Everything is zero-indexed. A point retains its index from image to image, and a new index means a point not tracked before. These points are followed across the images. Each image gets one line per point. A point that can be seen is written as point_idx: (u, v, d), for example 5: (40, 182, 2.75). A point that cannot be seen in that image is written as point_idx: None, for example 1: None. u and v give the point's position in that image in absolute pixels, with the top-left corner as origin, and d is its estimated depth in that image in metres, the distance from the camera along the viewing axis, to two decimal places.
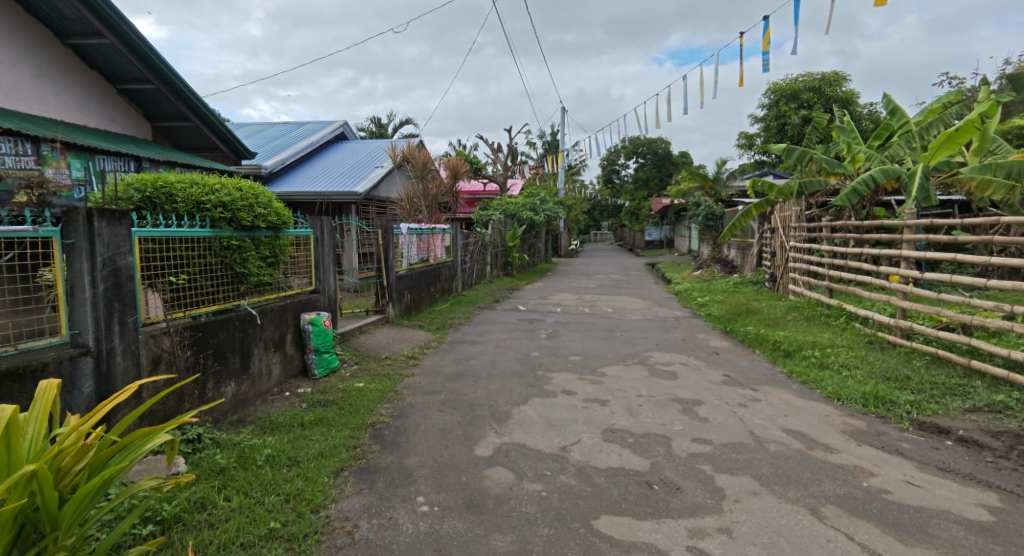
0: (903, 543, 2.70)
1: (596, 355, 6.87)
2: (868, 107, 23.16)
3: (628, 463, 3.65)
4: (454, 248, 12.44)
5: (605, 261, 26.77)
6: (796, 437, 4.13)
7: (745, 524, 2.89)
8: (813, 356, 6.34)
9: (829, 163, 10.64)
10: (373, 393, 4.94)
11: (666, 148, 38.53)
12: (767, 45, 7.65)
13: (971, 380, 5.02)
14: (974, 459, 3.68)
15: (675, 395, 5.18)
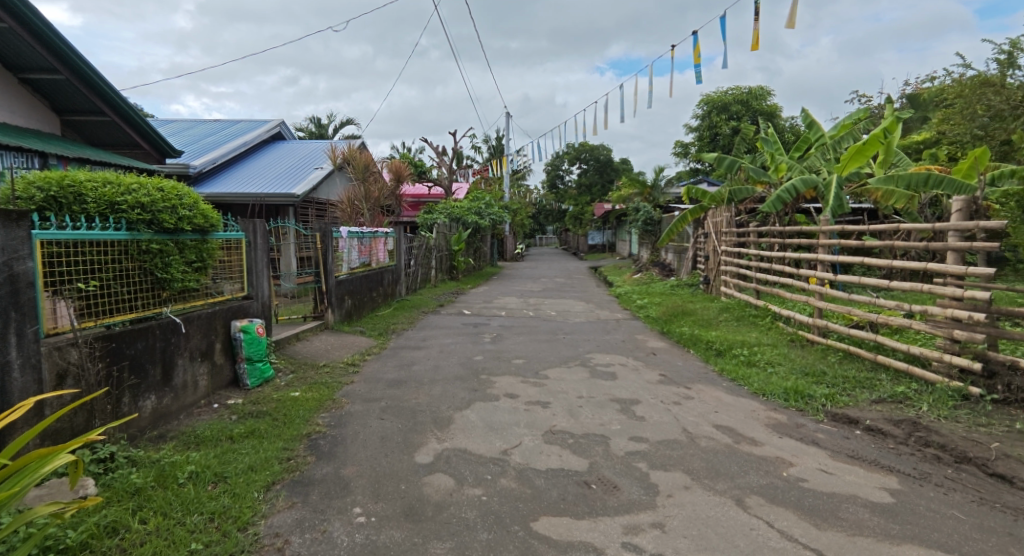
0: (817, 527, 2.89)
1: (539, 358, 6.95)
2: (791, 121, 24.74)
3: (568, 464, 3.71)
4: (398, 251, 12.23)
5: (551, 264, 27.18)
6: (725, 432, 4.33)
7: (676, 518, 3.00)
8: (741, 354, 6.69)
9: (756, 172, 11.34)
10: (310, 402, 4.77)
11: (607, 155, 39.60)
12: (698, 58, 8.03)
13: (877, 373, 5.46)
14: (879, 446, 4.00)
15: (614, 395, 5.33)
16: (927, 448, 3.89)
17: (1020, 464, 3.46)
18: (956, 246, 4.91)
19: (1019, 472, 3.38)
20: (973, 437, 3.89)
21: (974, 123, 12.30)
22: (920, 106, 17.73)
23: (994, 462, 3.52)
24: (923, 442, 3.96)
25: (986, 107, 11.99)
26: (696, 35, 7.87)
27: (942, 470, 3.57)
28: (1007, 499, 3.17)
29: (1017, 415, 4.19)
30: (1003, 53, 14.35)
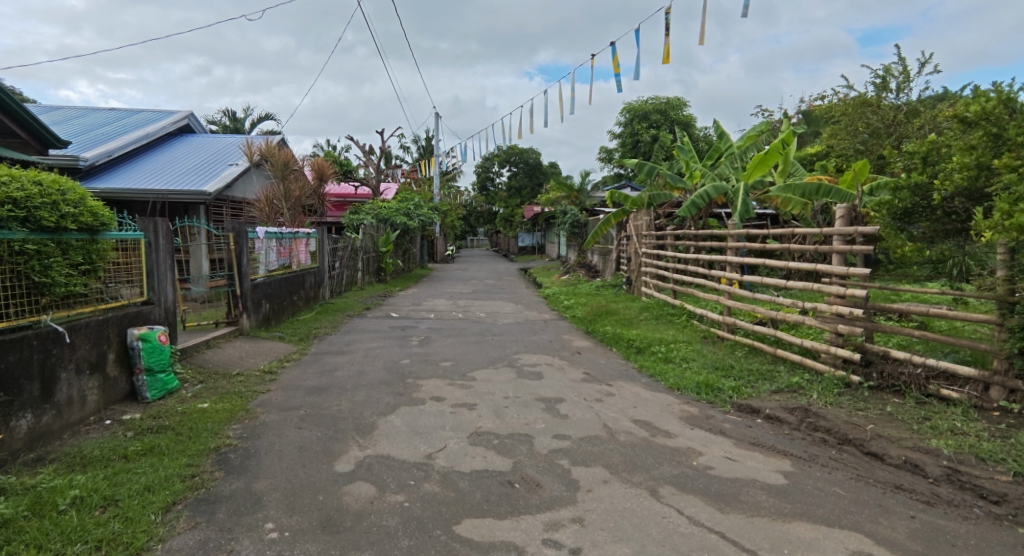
0: (721, 511, 3.10)
1: (467, 360, 6.93)
2: (704, 131, 26.37)
3: (492, 464, 3.73)
4: (321, 253, 11.76)
5: (481, 266, 27.21)
6: (642, 426, 4.53)
7: (595, 511, 3.10)
8: (659, 351, 7.03)
9: (673, 178, 12.00)
10: (220, 414, 4.48)
11: (536, 158, 40.27)
12: (617, 68, 8.35)
13: (776, 365, 5.94)
14: (776, 433, 4.34)
15: (540, 395, 5.42)
16: (816, 432, 4.27)
17: (890, 443, 3.88)
18: (840, 249, 5.44)
19: (889, 449, 3.79)
20: (853, 420, 4.32)
21: (856, 138, 14.00)
22: (814, 122, 19.51)
23: (869, 442, 3.92)
24: (813, 427, 4.35)
25: (866, 125, 13.83)
26: (615, 47, 8.20)
27: (827, 452, 3.94)
28: (880, 474, 3.54)
29: (888, 398, 4.69)
30: (879, 77, 16.19)
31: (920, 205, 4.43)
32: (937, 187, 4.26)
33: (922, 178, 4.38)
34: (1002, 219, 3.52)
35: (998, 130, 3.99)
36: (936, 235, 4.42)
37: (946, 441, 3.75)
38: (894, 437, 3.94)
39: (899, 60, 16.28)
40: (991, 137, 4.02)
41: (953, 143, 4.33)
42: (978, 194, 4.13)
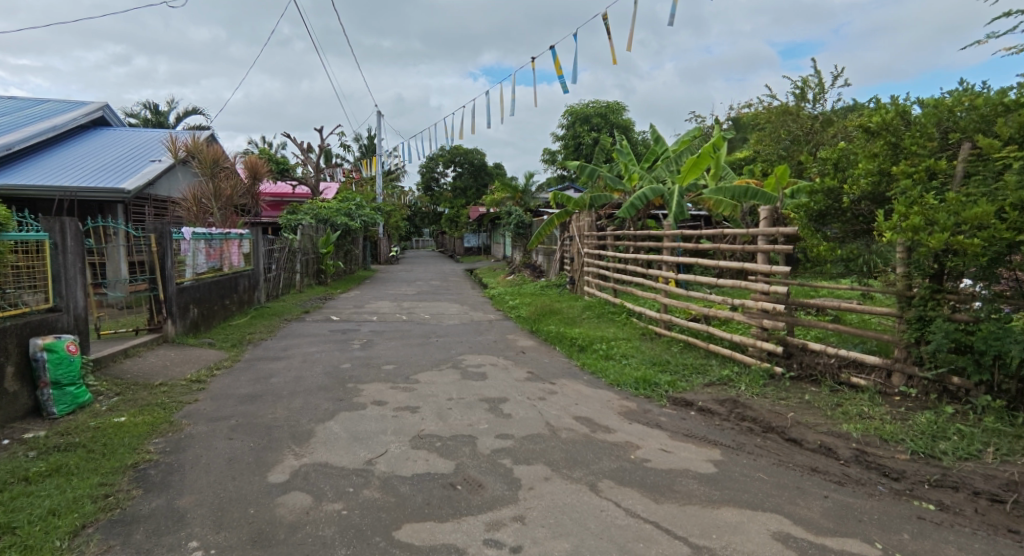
0: (656, 502, 3.21)
1: (411, 362, 6.83)
2: (643, 134, 27.24)
3: (434, 467, 3.70)
4: (255, 255, 11.22)
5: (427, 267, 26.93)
6: (583, 423, 4.63)
7: (536, 509, 3.13)
8: (600, 348, 7.20)
9: (613, 181, 12.33)
10: (139, 428, 4.20)
11: (481, 158, 40.39)
12: (560, 70, 8.46)
13: (709, 359, 6.23)
14: (708, 424, 4.55)
15: (483, 395, 5.42)
16: (743, 422, 4.51)
17: (808, 429, 4.15)
18: (764, 249, 5.77)
19: (807, 435, 4.05)
20: (775, 409, 4.59)
21: (779, 145, 15.04)
22: (743, 128, 20.64)
23: (790, 429, 4.18)
24: (740, 417, 4.58)
25: (788, 132, 14.91)
26: (555, 50, 8.31)
27: (753, 440, 4.17)
28: (799, 459, 3.78)
29: (806, 387, 5.03)
30: (799, 88, 17.34)
31: (833, 207, 4.77)
32: (846, 191, 4.62)
33: (834, 183, 4.72)
34: (900, 221, 3.86)
35: (896, 139, 4.37)
36: (847, 235, 4.77)
37: (855, 425, 4.05)
38: (811, 423, 4.23)
39: (815, 73, 17.57)
40: (891, 146, 4.40)
41: (860, 150, 4.70)
42: (881, 198, 4.50)
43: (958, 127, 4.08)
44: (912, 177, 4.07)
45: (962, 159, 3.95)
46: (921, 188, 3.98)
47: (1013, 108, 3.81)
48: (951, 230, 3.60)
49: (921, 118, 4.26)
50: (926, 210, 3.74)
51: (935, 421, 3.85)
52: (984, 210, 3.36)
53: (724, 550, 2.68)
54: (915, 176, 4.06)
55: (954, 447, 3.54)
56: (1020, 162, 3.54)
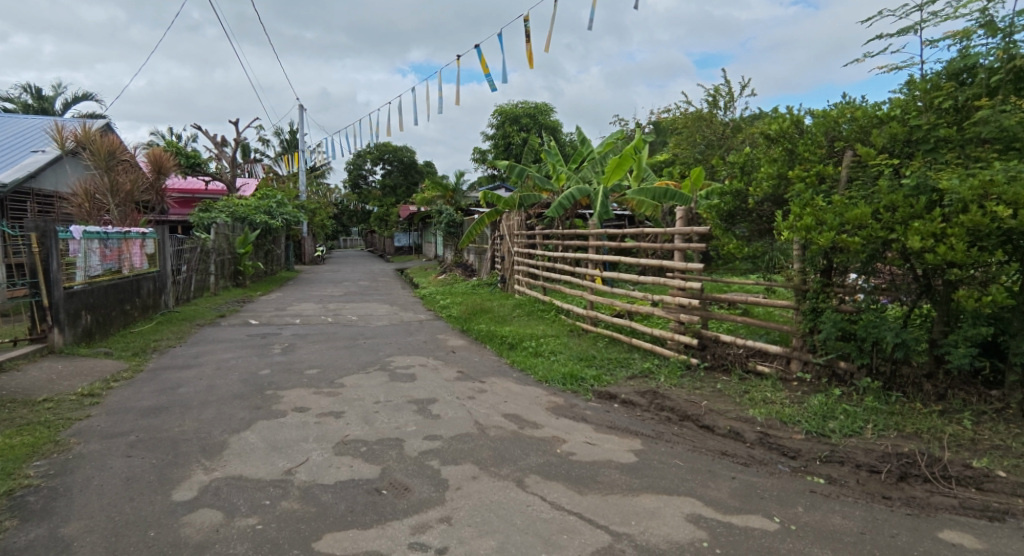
0: (580, 493, 3.29)
1: (336, 366, 6.58)
2: (570, 136, 27.90)
3: (358, 473, 3.59)
4: (161, 255, 10.38)
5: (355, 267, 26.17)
6: (511, 420, 4.66)
7: (463, 509, 3.12)
8: (529, 346, 7.30)
9: (541, 181, 12.52)
10: (17, 451, 3.76)
11: (411, 156, 40.00)
12: (486, 68, 8.48)
13: (631, 353, 6.48)
14: (630, 415, 4.74)
15: (412, 397, 5.33)
16: (663, 411, 4.73)
17: (719, 415, 4.42)
18: (680, 247, 6.09)
19: (719, 421, 4.31)
20: (691, 398, 4.85)
21: (695, 149, 16.05)
22: (663, 132, 21.74)
23: (703, 416, 4.44)
24: (660, 407, 4.80)
25: (702, 137, 16.14)
26: (480, 48, 8.32)
27: (671, 428, 4.38)
28: (711, 444, 4.02)
29: (718, 376, 5.35)
30: (711, 96, 18.46)
31: (740, 208, 5.11)
32: (751, 193, 4.96)
33: (740, 186, 5.06)
34: (795, 221, 4.21)
35: (792, 146, 4.79)
36: (753, 234, 5.14)
37: (760, 409, 4.36)
38: (721, 410, 4.50)
39: (726, 82, 18.79)
40: (788, 152, 4.80)
41: (762, 156, 5.07)
42: (780, 200, 4.88)
43: (842, 136, 4.51)
44: (805, 181, 4.44)
45: (845, 165, 4.36)
46: (812, 191, 4.35)
47: (886, 121, 4.27)
48: (837, 229, 3.97)
49: (812, 128, 4.68)
50: (817, 211, 4.10)
51: (827, 402, 4.22)
52: (863, 211, 3.74)
53: (642, 535, 2.80)
54: (808, 179, 4.43)
55: (840, 425, 3.90)
56: (891, 169, 3.97)
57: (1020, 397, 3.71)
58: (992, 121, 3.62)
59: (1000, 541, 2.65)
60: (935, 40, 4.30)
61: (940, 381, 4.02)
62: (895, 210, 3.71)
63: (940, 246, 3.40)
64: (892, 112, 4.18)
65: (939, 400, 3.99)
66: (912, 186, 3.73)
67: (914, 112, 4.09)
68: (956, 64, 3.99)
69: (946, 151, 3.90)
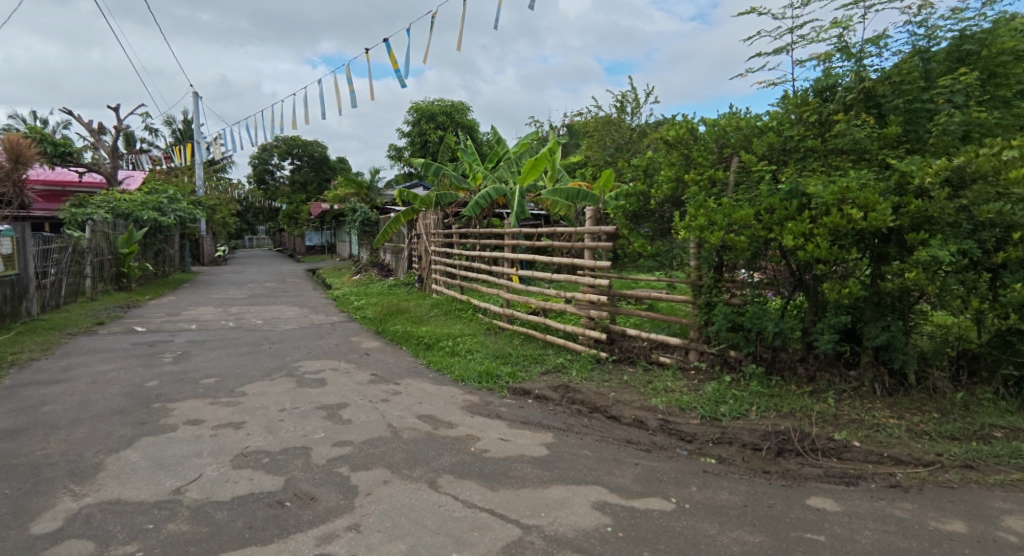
0: (492, 490, 3.33)
1: (236, 374, 6.15)
2: (488, 135, 28.04)
3: (259, 486, 3.39)
4: (22, 256, 9.17)
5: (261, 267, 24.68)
6: (425, 421, 4.61)
7: (372, 515, 3.04)
8: (446, 345, 7.25)
9: (458, 179, 12.47)
10: None
11: (322, 152, 38.39)
12: (396, 64, 8.26)
13: (546, 349, 6.64)
14: (543, 410, 4.86)
15: (321, 403, 5.10)
16: (574, 404, 4.89)
17: (625, 406, 4.64)
18: (590, 246, 6.33)
19: (625, 411, 4.53)
20: (600, 390, 5.05)
21: (606, 151, 16.72)
22: (576, 134, 22.47)
23: (611, 407, 4.64)
24: (571, 400, 4.96)
25: (611, 141, 16.95)
26: (389, 43, 8.11)
27: (581, 420, 4.55)
28: (617, 433, 4.22)
29: (625, 368, 5.62)
30: (620, 102, 19.33)
31: (643, 209, 5.42)
32: (653, 195, 5.27)
33: (643, 188, 5.35)
34: (691, 221, 4.52)
35: (687, 152, 5.15)
36: (656, 233, 5.44)
37: (661, 398, 4.62)
38: (627, 400, 4.73)
39: (633, 89, 19.77)
40: (684, 157, 5.15)
41: (662, 160, 5.38)
42: (678, 201, 5.22)
43: (730, 143, 4.90)
44: (699, 184, 4.77)
45: (733, 170, 4.73)
46: (704, 194, 4.69)
47: (765, 131, 4.70)
48: (726, 229, 4.31)
49: (703, 135, 5.05)
50: (709, 212, 4.42)
51: (719, 389, 4.57)
52: (747, 213, 4.09)
53: (550, 526, 2.88)
54: (701, 183, 4.76)
55: (730, 409, 4.24)
56: (769, 175, 4.38)
57: (871, 376, 4.25)
58: (848, 135, 4.11)
59: (854, 502, 3.01)
60: (803, 60, 4.79)
61: (810, 364, 4.49)
62: (773, 213, 4.10)
63: (809, 245, 3.81)
64: (770, 123, 4.62)
65: (810, 381, 4.45)
66: (786, 190, 4.13)
67: (788, 124, 4.53)
68: (820, 82, 4.46)
69: (813, 160, 4.36)
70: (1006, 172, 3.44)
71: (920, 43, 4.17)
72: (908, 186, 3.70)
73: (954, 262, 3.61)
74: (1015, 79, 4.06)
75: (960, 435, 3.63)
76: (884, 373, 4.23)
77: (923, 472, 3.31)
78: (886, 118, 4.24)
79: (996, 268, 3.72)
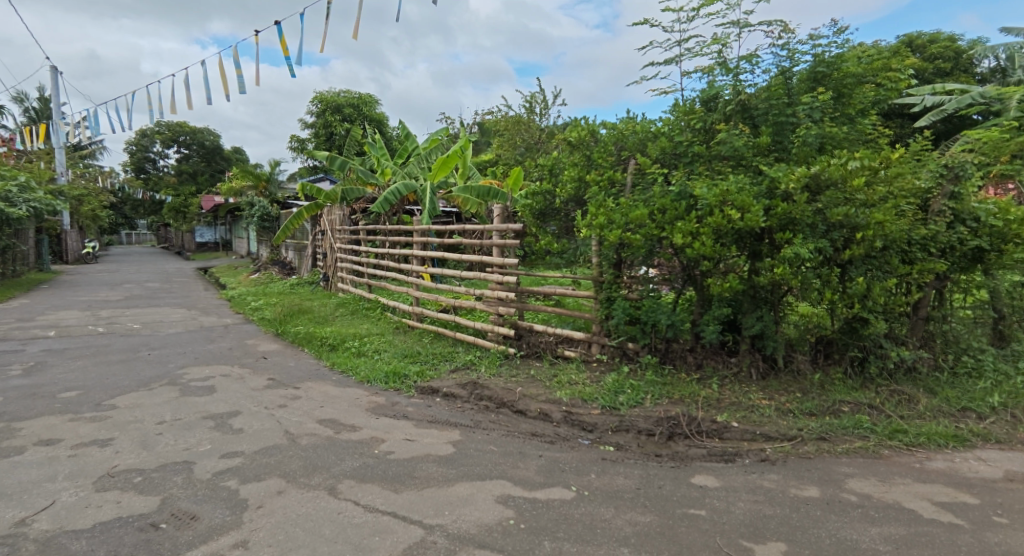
0: (396, 492, 3.26)
1: (105, 385, 5.51)
2: (397, 130, 27.36)
3: (129, 508, 3.07)
4: None
5: (141, 265, 22.35)
6: (327, 426, 4.42)
7: (263, 529, 2.87)
8: (352, 346, 6.99)
9: (365, 174, 12.03)
10: None
11: (214, 140, 35.55)
12: (287, 51, 7.71)
13: (455, 347, 6.61)
14: (451, 408, 4.84)
15: (208, 412, 4.72)
16: (482, 401, 4.92)
17: (531, 399, 4.74)
18: (499, 243, 6.38)
19: (531, 405, 4.63)
20: (507, 386, 5.12)
21: (517, 150, 16.91)
22: (488, 133, 22.58)
23: (518, 402, 4.72)
24: (479, 397, 4.99)
25: (521, 140, 17.22)
26: (279, 26, 7.50)
27: (488, 416, 4.59)
28: (523, 427, 4.31)
29: (532, 363, 5.75)
30: (530, 102, 19.66)
31: (549, 207, 5.57)
32: (558, 194, 5.42)
33: (549, 187, 5.49)
34: (592, 220, 4.71)
35: (588, 153, 5.35)
36: (561, 231, 5.62)
37: (565, 391, 4.77)
38: (534, 394, 4.84)
39: (542, 90, 20.18)
40: (585, 158, 5.35)
41: (565, 161, 5.55)
42: (581, 201, 5.41)
43: (627, 146, 5.15)
44: (599, 184, 4.98)
45: (630, 172, 4.98)
46: (604, 193, 4.90)
47: (658, 136, 5.00)
48: (624, 228, 4.53)
49: (603, 138, 5.27)
50: (608, 212, 4.62)
51: (618, 379, 4.80)
52: (642, 213, 4.33)
53: (453, 524, 2.88)
54: (601, 183, 4.98)
55: (627, 398, 4.47)
56: (661, 177, 4.67)
57: (748, 361, 4.68)
58: (728, 143, 4.50)
59: (731, 477, 3.30)
60: (689, 72, 5.16)
61: (699, 353, 4.85)
62: (665, 213, 4.38)
63: (696, 242, 4.11)
64: (662, 129, 4.95)
65: (697, 369, 4.82)
66: (676, 192, 4.43)
67: (677, 130, 4.88)
68: (705, 92, 4.82)
69: (699, 164, 4.70)
70: (851, 180, 3.93)
71: (784, 64, 4.64)
72: (777, 191, 4.11)
73: (812, 258, 4.07)
74: (859, 99, 4.66)
75: (818, 411, 4.10)
76: (758, 358, 4.67)
77: (788, 445, 3.71)
78: (758, 129, 4.68)
79: (845, 264, 4.24)
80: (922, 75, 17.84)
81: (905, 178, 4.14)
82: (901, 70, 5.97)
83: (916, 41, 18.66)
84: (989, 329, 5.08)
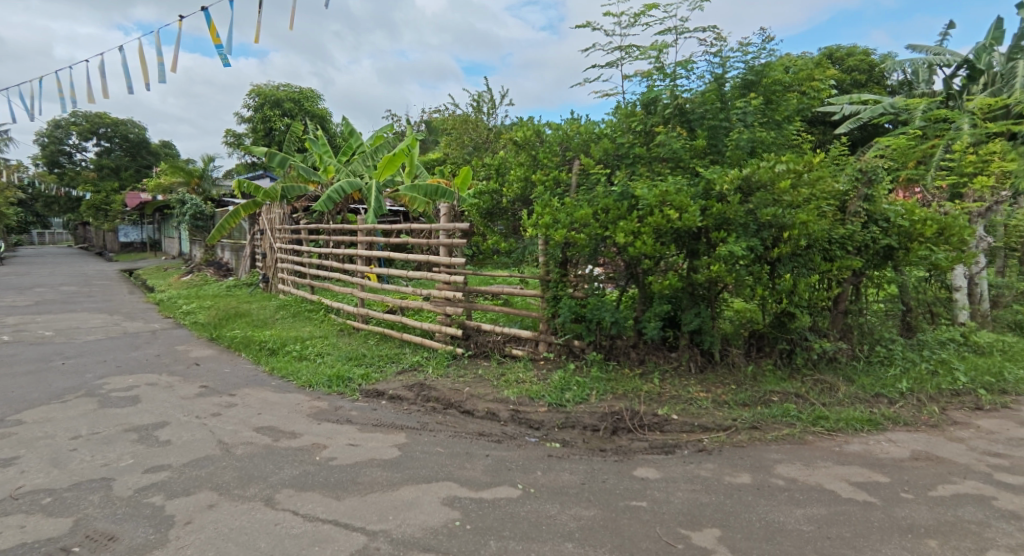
0: (337, 499, 3.16)
1: (11, 399, 5.05)
2: (340, 126, 26.60)
3: (39, 532, 2.84)
4: None
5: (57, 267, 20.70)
6: (265, 434, 4.23)
7: (191, 546, 2.71)
8: (293, 349, 6.73)
9: (307, 171, 11.59)
10: None
11: (139, 133, 33.39)
12: (216, 39, 7.29)
13: (402, 348, 6.50)
14: (397, 410, 4.75)
15: (131, 424, 4.42)
16: (429, 402, 4.85)
17: (479, 399, 4.73)
18: (446, 242, 6.31)
19: (478, 405, 4.61)
20: (455, 386, 5.08)
21: (464, 149, 16.78)
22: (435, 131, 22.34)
23: (465, 402, 4.69)
24: (426, 398, 4.92)
25: (469, 140, 17.13)
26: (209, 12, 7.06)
27: (435, 417, 4.53)
28: (470, 427, 4.28)
29: (480, 362, 5.73)
30: (477, 101, 19.57)
31: (496, 206, 5.56)
32: (504, 194, 5.44)
33: (496, 186, 5.49)
34: (538, 219, 4.74)
35: (534, 153, 5.38)
36: (508, 231, 5.63)
37: (513, 390, 4.78)
38: (481, 394, 4.82)
39: (489, 89, 20.12)
40: (531, 158, 5.38)
41: (511, 161, 5.56)
42: (527, 200, 5.44)
43: (571, 147, 5.22)
44: (545, 184, 5.02)
45: (574, 172, 5.05)
46: (549, 193, 4.95)
47: (601, 137, 5.09)
48: (569, 227, 4.59)
49: (548, 138, 5.32)
50: (553, 212, 4.67)
51: (564, 376, 4.86)
52: (586, 212, 4.40)
53: (397, 529, 2.82)
54: (546, 183, 5.02)
55: (573, 395, 4.53)
56: (604, 177, 4.76)
57: (687, 356, 4.86)
58: (667, 145, 4.64)
59: (671, 468, 3.41)
60: (629, 75, 5.28)
61: (641, 349, 4.99)
62: (607, 213, 4.47)
63: (637, 241, 4.22)
64: (605, 131, 5.04)
65: (640, 364, 4.96)
66: (619, 193, 4.54)
67: (619, 132, 5.00)
68: (645, 96, 4.94)
69: (640, 165, 4.83)
70: (778, 183, 4.14)
71: (717, 71, 4.83)
72: (712, 191, 4.28)
73: (745, 256, 4.26)
74: (785, 106, 4.92)
75: (750, 402, 4.30)
76: (696, 353, 4.86)
77: (723, 435, 3.87)
78: (694, 132, 4.86)
79: (774, 262, 4.48)
80: (841, 86, 19.11)
81: (825, 181, 4.41)
82: (825, 79, 6.33)
83: (835, 54, 19.93)
84: (899, 320, 5.50)
